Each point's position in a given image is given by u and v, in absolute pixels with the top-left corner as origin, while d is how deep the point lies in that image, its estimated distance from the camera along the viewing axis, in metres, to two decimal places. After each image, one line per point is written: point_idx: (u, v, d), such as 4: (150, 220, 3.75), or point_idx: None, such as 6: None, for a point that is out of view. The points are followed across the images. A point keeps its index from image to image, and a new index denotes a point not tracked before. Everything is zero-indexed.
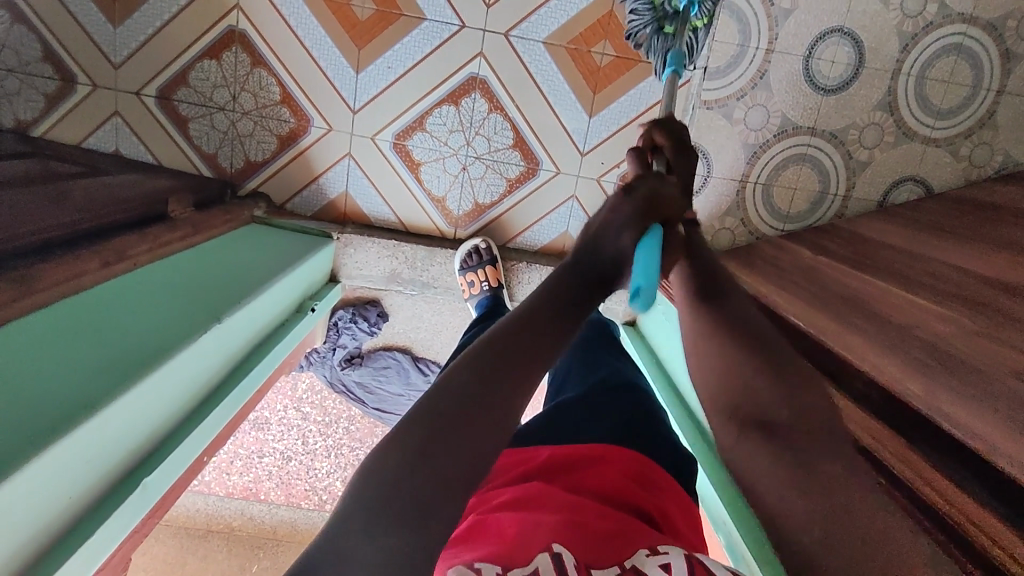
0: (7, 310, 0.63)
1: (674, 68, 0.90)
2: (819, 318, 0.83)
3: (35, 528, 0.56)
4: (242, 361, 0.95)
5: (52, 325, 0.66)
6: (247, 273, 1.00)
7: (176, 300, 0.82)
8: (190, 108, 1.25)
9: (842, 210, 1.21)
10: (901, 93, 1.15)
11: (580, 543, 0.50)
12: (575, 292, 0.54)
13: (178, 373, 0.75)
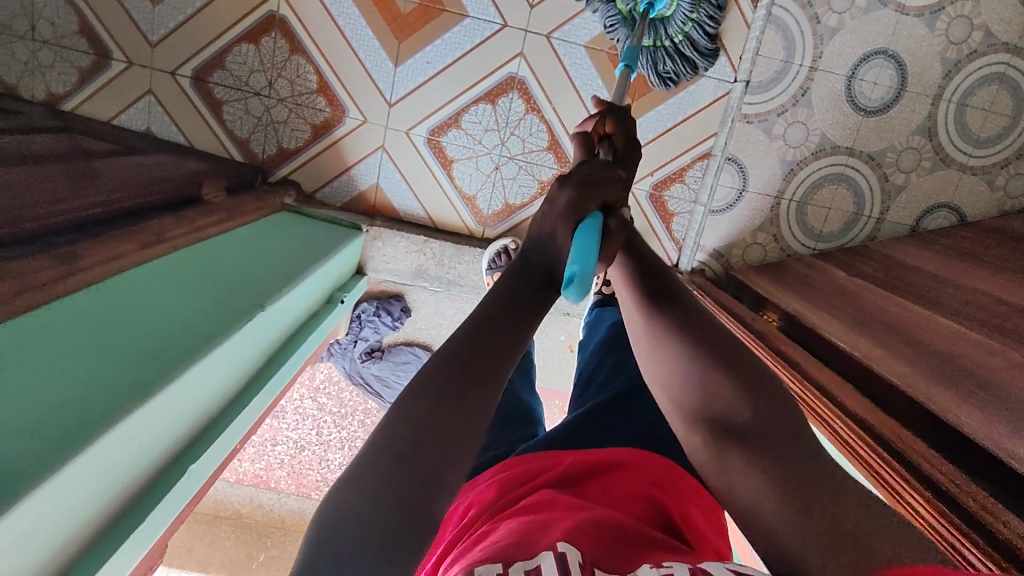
0: (53, 290, 0.62)
1: (628, 64, 0.90)
2: (860, 343, 0.83)
3: (80, 514, 0.55)
4: (278, 352, 0.95)
5: (98, 307, 0.65)
6: (289, 263, 1.00)
7: (216, 286, 0.82)
8: (225, 91, 1.24)
9: (874, 232, 1.21)
10: (941, 119, 1.15)
11: (589, 541, 0.48)
12: (524, 293, 0.53)
13: (221, 361, 0.74)
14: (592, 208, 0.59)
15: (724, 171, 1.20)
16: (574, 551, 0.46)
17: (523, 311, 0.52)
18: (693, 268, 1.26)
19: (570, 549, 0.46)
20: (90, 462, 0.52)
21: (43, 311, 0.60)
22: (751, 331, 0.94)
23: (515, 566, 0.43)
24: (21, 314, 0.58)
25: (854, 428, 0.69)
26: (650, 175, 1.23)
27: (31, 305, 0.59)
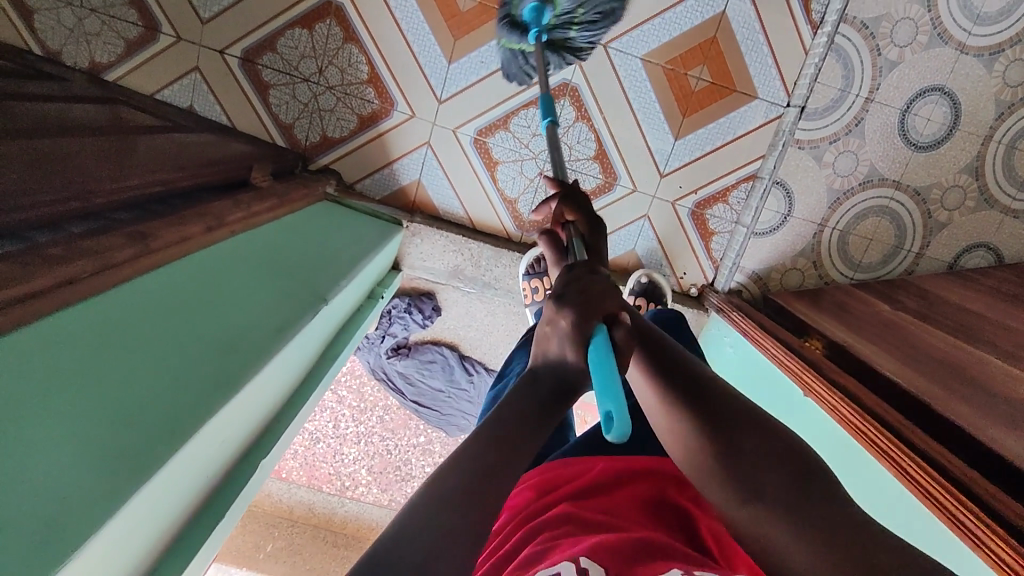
0: (123, 271, 0.60)
1: (549, 117, 0.92)
2: (914, 377, 0.82)
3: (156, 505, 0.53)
4: (331, 346, 0.97)
5: (165, 293, 0.64)
6: (335, 254, 0.99)
7: (270, 279, 0.80)
8: (274, 75, 1.22)
9: (912, 267, 1.22)
10: (989, 159, 1.16)
11: (611, 553, 0.46)
12: (533, 404, 0.53)
13: (281, 351, 0.72)
14: (599, 322, 0.55)
15: (771, 194, 1.20)
16: (600, 563, 0.45)
17: (528, 420, 0.51)
18: (730, 289, 1.27)
19: (592, 562, 0.45)
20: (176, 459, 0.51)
21: (114, 294, 0.58)
22: (793, 353, 0.96)
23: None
24: (94, 297, 0.56)
25: (916, 459, 0.66)
26: (694, 193, 1.24)
27: (104, 286, 0.58)
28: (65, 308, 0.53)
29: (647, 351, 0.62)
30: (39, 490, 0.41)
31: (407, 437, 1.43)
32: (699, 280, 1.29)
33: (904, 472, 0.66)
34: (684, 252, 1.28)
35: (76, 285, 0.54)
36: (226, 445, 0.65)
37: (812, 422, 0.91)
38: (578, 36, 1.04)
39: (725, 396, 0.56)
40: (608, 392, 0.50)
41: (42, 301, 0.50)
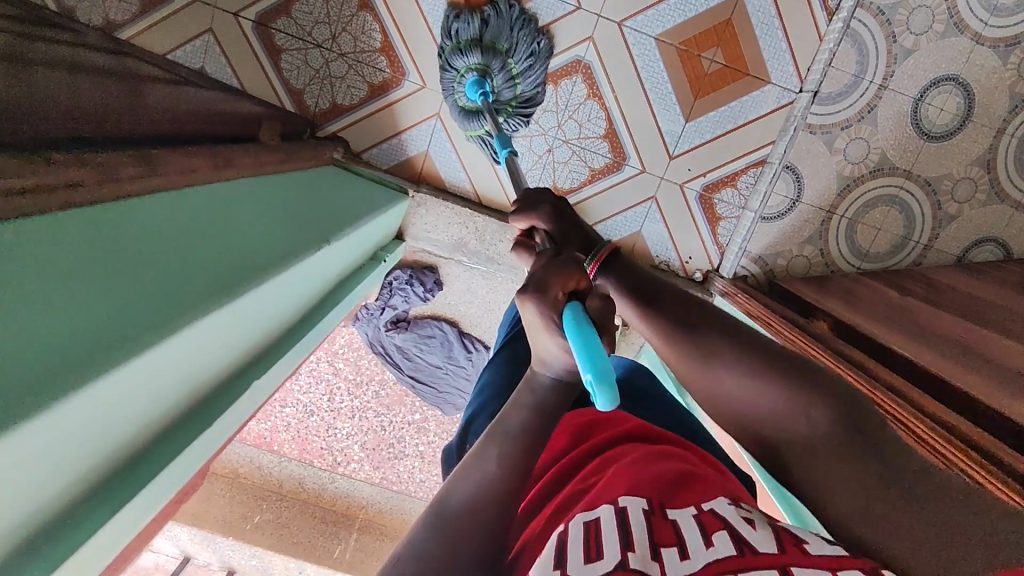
0: (136, 185, 0.59)
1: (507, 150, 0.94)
2: (922, 352, 0.81)
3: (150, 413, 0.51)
4: (338, 287, 0.95)
5: (180, 211, 0.62)
6: (350, 208, 0.98)
7: (280, 215, 0.79)
8: (287, 40, 1.21)
9: (919, 259, 1.21)
10: (1001, 152, 1.15)
11: (655, 488, 0.47)
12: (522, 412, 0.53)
13: (288, 281, 0.70)
14: (569, 299, 0.55)
15: (780, 179, 1.20)
16: (642, 500, 0.45)
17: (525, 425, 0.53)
18: (735, 273, 1.27)
19: (631, 500, 0.45)
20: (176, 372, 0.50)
21: (125, 204, 0.56)
22: (805, 334, 0.93)
23: (575, 521, 0.45)
24: (105, 204, 0.54)
25: (922, 419, 0.65)
26: (703, 176, 1.23)
27: (118, 194, 0.56)
28: (79, 206, 0.51)
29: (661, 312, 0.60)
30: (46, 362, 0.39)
31: (402, 414, 1.43)
32: (703, 264, 1.29)
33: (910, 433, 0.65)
34: (690, 236, 1.27)
35: (89, 191, 0.53)
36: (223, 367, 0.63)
37: None
38: (523, 87, 1.12)
39: (756, 334, 0.54)
40: (593, 367, 0.49)
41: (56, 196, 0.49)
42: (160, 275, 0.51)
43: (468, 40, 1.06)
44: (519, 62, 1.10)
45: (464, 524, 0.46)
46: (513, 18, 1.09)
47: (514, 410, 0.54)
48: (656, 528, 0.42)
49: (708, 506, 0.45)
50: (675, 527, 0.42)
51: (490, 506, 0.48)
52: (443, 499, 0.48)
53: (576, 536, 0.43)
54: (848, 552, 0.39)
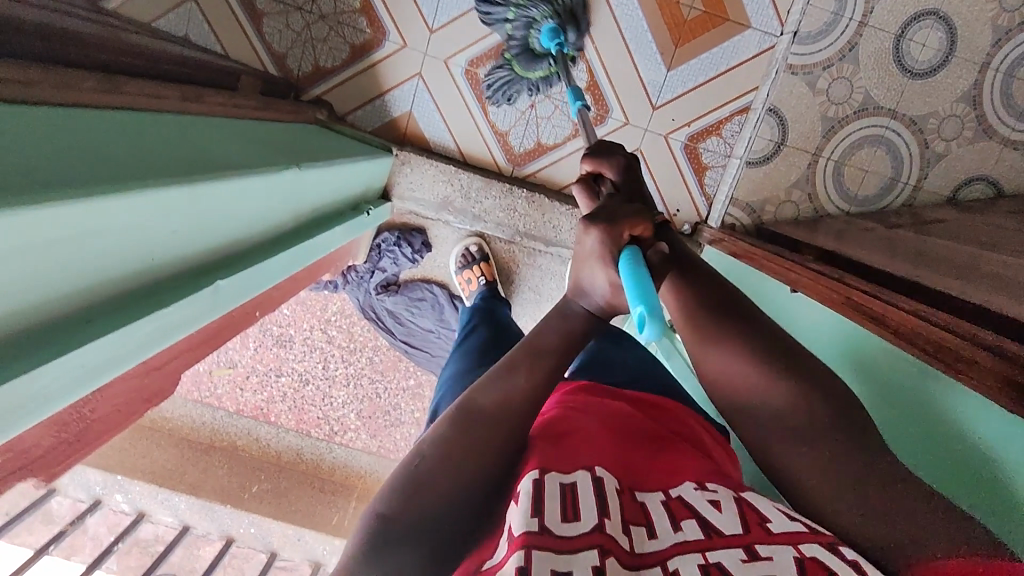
0: (101, 97, 0.58)
1: (578, 101, 0.95)
2: (905, 269, 0.80)
3: (121, 296, 0.51)
4: (323, 221, 0.95)
5: (149, 125, 0.61)
6: (332, 150, 0.98)
7: (256, 142, 0.79)
8: (268, 4, 1.20)
9: (910, 200, 1.20)
10: (987, 87, 1.14)
11: (629, 470, 0.50)
12: (550, 350, 0.56)
13: (262, 196, 0.70)
14: (627, 242, 0.58)
15: (764, 123, 1.20)
16: (615, 480, 0.48)
17: (533, 363, 0.55)
18: (723, 223, 1.26)
19: (606, 476, 0.47)
20: (139, 252, 0.51)
21: (92, 111, 0.55)
22: (788, 263, 0.93)
23: (550, 476, 0.46)
24: (68, 106, 0.52)
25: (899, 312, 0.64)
26: (687, 125, 1.23)
27: (84, 102, 0.55)
28: (57, 105, 0.50)
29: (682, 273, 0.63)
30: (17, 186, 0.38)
31: (397, 380, 1.43)
32: (692, 216, 1.28)
33: (899, 332, 0.64)
34: (676, 188, 1.27)
35: (56, 92, 0.51)
36: (203, 267, 0.62)
37: (800, 319, 0.89)
38: (581, 17, 1.11)
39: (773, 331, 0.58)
40: (643, 297, 0.51)
41: (37, 93, 0.48)
42: (133, 157, 0.50)
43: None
44: None
45: (484, 430, 0.50)
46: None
47: (543, 334, 0.57)
48: (627, 508, 0.45)
49: (677, 492, 0.48)
50: (643, 510, 0.46)
51: (512, 414, 0.51)
52: (459, 415, 0.51)
53: (552, 492, 0.44)
54: (807, 529, 0.43)
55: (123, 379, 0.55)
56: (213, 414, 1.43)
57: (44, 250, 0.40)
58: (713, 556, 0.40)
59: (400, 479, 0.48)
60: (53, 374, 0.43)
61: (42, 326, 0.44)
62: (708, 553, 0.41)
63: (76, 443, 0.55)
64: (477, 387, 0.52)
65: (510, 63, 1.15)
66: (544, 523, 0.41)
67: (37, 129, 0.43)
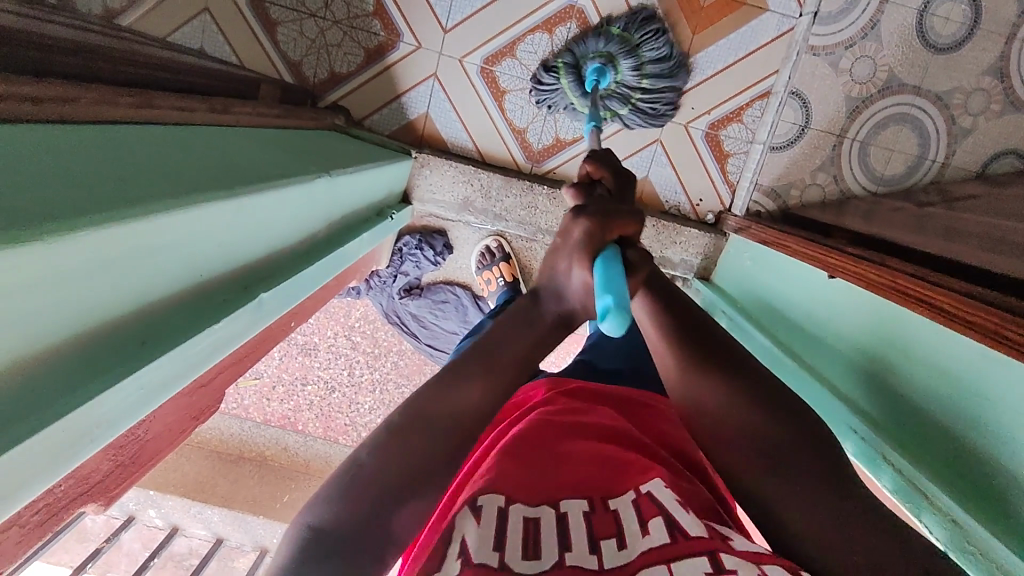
0: (134, 112, 0.57)
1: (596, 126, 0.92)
2: (947, 245, 0.79)
3: (167, 313, 0.50)
4: (350, 227, 0.94)
5: (179, 138, 0.60)
6: (353, 155, 0.97)
7: (282, 149, 0.78)
8: (281, 12, 1.20)
9: (938, 176, 1.17)
10: (1014, 58, 1.11)
11: (596, 471, 0.48)
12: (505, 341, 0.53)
13: (293, 203, 0.69)
14: (612, 241, 0.56)
15: (787, 106, 1.18)
16: (582, 499, 0.46)
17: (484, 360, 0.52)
18: (748, 210, 1.25)
19: (571, 503, 0.45)
20: (183, 268, 0.50)
21: (124, 127, 0.54)
22: (824, 246, 0.91)
23: (515, 508, 0.43)
24: (100, 124, 0.51)
25: (949, 287, 0.63)
26: (707, 113, 1.21)
27: (115, 117, 0.54)
28: (91, 124, 0.49)
29: (650, 290, 0.60)
30: (70, 206, 0.37)
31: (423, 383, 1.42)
32: (715, 205, 1.27)
33: (941, 311, 0.62)
34: (698, 177, 1.25)
35: (89, 110, 0.50)
36: (242, 279, 0.62)
37: (837, 302, 0.87)
38: (649, 87, 1.13)
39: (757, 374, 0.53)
40: (612, 292, 0.48)
41: (71, 111, 0.47)
42: (168, 174, 0.50)
43: (636, 45, 1.09)
44: (656, 65, 1.11)
45: (419, 442, 0.47)
46: (674, 65, 1.13)
47: (507, 346, 0.53)
48: (595, 522, 0.43)
49: (647, 489, 0.46)
50: (614, 518, 0.44)
51: (454, 430, 0.49)
52: (405, 416, 0.48)
53: (512, 518, 0.42)
54: (769, 550, 0.41)
55: (173, 398, 0.54)
56: (227, 420, 1.43)
57: (88, 269, 0.39)
58: (679, 566, 0.38)
59: (336, 484, 0.45)
60: (110, 396, 0.42)
61: (97, 347, 0.43)
62: (673, 562, 0.38)
63: (132, 464, 0.54)
64: (421, 396, 0.49)
65: (561, 83, 1.14)
66: (504, 559, 0.38)
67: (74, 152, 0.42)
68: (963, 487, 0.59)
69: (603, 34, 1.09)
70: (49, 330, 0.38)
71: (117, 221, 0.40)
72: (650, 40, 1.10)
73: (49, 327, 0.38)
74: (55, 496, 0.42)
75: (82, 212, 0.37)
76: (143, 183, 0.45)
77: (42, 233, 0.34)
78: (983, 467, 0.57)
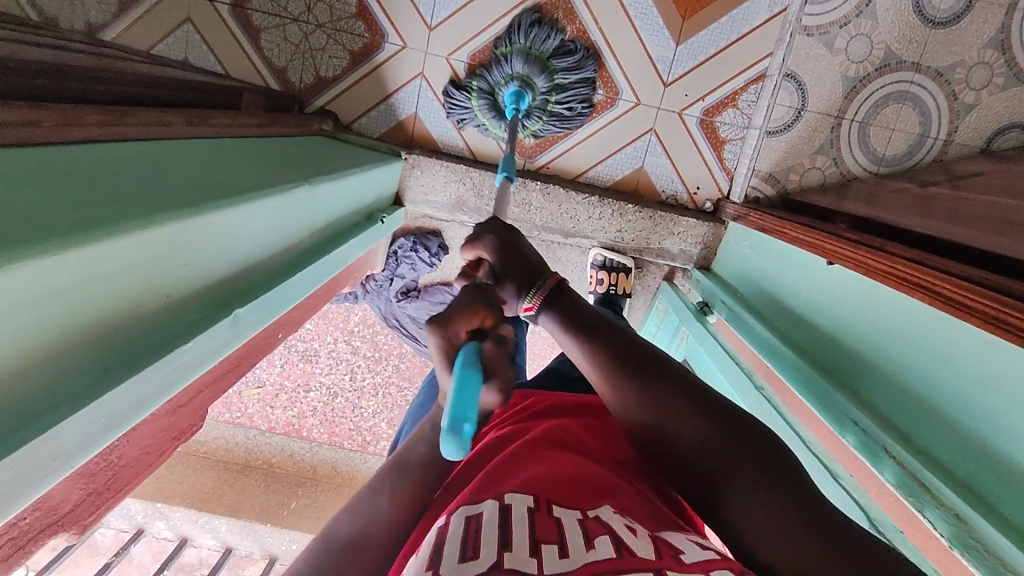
0: (104, 131, 0.55)
1: (506, 172, 0.93)
2: (948, 227, 0.76)
3: (139, 334, 0.49)
4: (335, 235, 0.92)
5: (154, 154, 0.58)
6: (337, 161, 0.94)
7: (262, 159, 0.77)
8: (264, 18, 1.18)
9: (941, 154, 1.14)
10: (1016, 29, 1.07)
11: (541, 484, 0.45)
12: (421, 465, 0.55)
13: (272, 214, 0.68)
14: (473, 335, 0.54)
15: (782, 89, 1.15)
16: (527, 497, 0.43)
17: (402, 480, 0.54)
18: (746, 197, 1.22)
19: (517, 498, 0.43)
20: (152, 287, 0.49)
21: (92, 147, 0.52)
22: (823, 232, 0.89)
23: (457, 515, 0.43)
24: (67, 145, 0.49)
25: (951, 271, 0.60)
26: (701, 100, 1.19)
27: (83, 137, 0.52)
28: (60, 146, 0.48)
29: (554, 306, 0.59)
30: (26, 226, 0.36)
31: None
32: (713, 193, 1.24)
33: (943, 297, 0.59)
34: (695, 165, 1.23)
35: (56, 131, 0.48)
36: (219, 294, 0.60)
37: (837, 290, 0.85)
38: (563, 79, 1.14)
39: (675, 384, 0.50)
40: (463, 412, 0.45)
41: (34, 134, 0.45)
42: (135, 189, 0.48)
43: (535, 55, 1.12)
44: (561, 62, 1.13)
45: (347, 564, 0.48)
46: (579, 55, 1.13)
47: (408, 453, 0.56)
48: (538, 525, 0.40)
49: (595, 512, 0.42)
50: (557, 525, 0.40)
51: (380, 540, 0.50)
52: (323, 537, 0.50)
53: (455, 531, 0.40)
54: (718, 557, 0.38)
55: (148, 418, 0.54)
56: (232, 429, 1.43)
57: (46, 295, 0.37)
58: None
59: None
60: (75, 425, 0.41)
61: (73, 370, 0.42)
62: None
63: (107, 490, 0.53)
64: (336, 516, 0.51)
65: (472, 103, 1.18)
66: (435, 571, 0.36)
67: (29, 176, 0.40)
68: (965, 478, 0.56)
69: (505, 57, 1.13)
70: (17, 361, 0.37)
71: (88, 242, 0.39)
72: (544, 40, 1.12)
73: (21, 356, 0.38)
74: (20, 530, 0.42)
75: (40, 236, 0.36)
76: (105, 201, 0.44)
77: (7, 259, 0.33)
78: (989, 460, 0.55)
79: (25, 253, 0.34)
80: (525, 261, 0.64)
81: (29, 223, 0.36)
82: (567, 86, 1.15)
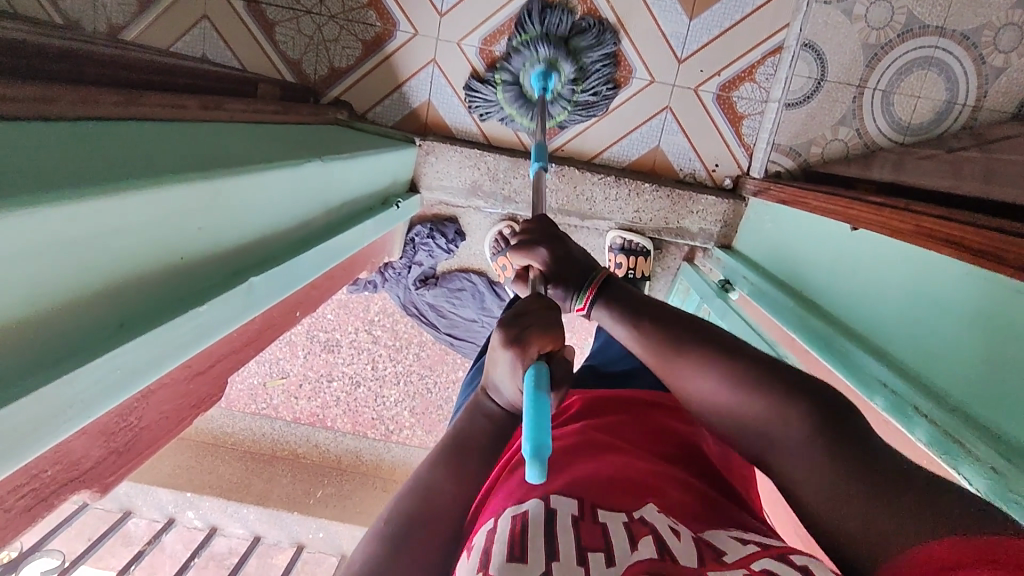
0: (124, 109, 0.56)
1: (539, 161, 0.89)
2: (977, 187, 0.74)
3: (154, 296, 0.50)
4: (350, 218, 0.93)
5: (169, 130, 0.59)
6: (351, 144, 0.95)
7: (278, 137, 0.78)
8: (278, 12, 1.20)
9: (970, 121, 1.10)
10: None
11: (583, 485, 0.45)
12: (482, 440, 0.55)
13: (286, 188, 0.68)
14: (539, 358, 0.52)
15: (801, 60, 1.13)
16: (571, 505, 0.42)
17: (470, 456, 0.53)
18: (766, 172, 1.19)
19: (562, 503, 0.42)
20: (165, 251, 0.50)
21: (112, 122, 0.52)
22: (845, 199, 0.86)
23: (505, 514, 0.42)
24: (89, 120, 0.50)
25: (979, 222, 0.58)
26: (717, 75, 1.17)
27: (104, 113, 0.52)
28: (82, 120, 0.48)
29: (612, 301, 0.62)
30: (37, 175, 0.36)
31: (445, 373, 1.42)
32: (732, 170, 1.22)
33: (972, 249, 0.57)
34: (712, 143, 1.21)
35: (77, 106, 0.49)
36: (232, 264, 0.61)
37: (861, 259, 0.83)
38: (586, 57, 1.13)
39: (729, 355, 0.51)
40: (534, 427, 0.43)
41: (57, 108, 0.46)
42: (148, 154, 0.49)
43: (551, 38, 1.11)
44: (578, 40, 1.12)
45: (416, 529, 0.46)
46: (592, 29, 1.12)
47: (473, 432, 0.55)
48: (584, 531, 0.39)
49: (640, 514, 0.42)
50: (602, 529, 0.40)
51: (448, 510, 0.49)
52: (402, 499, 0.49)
53: (501, 530, 0.40)
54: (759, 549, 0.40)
55: (164, 381, 0.54)
56: (258, 420, 1.45)
57: (61, 246, 0.38)
58: None
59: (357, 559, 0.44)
60: (87, 375, 0.41)
61: (88, 324, 0.43)
62: None
63: (126, 454, 0.54)
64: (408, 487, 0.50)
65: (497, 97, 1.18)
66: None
67: (43, 135, 0.41)
68: (995, 432, 0.54)
69: (524, 45, 1.13)
70: (31, 306, 0.38)
71: (107, 193, 0.40)
72: (556, 21, 1.11)
73: (36, 305, 0.39)
74: (40, 481, 0.43)
75: (51, 183, 0.37)
76: (118, 160, 0.44)
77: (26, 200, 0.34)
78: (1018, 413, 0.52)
79: (45, 198, 0.35)
80: (577, 261, 0.66)
81: (41, 173, 0.37)
82: (591, 63, 1.13)
